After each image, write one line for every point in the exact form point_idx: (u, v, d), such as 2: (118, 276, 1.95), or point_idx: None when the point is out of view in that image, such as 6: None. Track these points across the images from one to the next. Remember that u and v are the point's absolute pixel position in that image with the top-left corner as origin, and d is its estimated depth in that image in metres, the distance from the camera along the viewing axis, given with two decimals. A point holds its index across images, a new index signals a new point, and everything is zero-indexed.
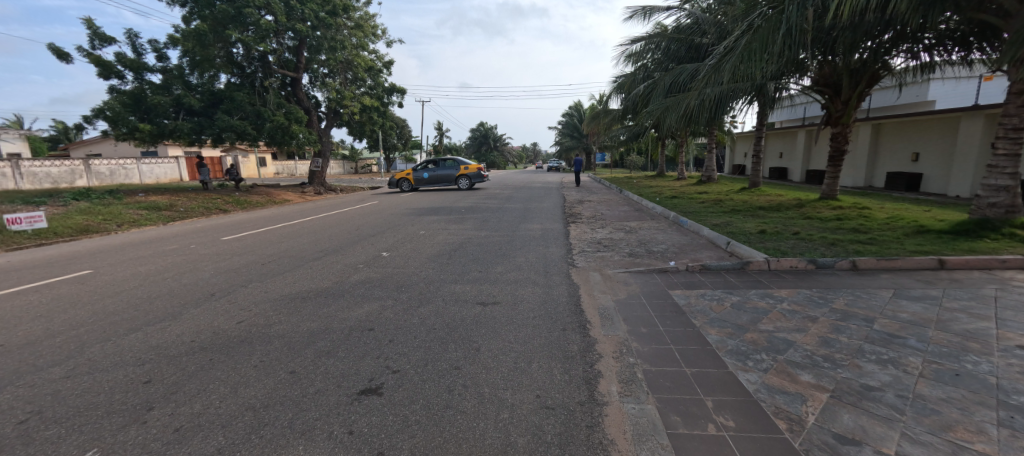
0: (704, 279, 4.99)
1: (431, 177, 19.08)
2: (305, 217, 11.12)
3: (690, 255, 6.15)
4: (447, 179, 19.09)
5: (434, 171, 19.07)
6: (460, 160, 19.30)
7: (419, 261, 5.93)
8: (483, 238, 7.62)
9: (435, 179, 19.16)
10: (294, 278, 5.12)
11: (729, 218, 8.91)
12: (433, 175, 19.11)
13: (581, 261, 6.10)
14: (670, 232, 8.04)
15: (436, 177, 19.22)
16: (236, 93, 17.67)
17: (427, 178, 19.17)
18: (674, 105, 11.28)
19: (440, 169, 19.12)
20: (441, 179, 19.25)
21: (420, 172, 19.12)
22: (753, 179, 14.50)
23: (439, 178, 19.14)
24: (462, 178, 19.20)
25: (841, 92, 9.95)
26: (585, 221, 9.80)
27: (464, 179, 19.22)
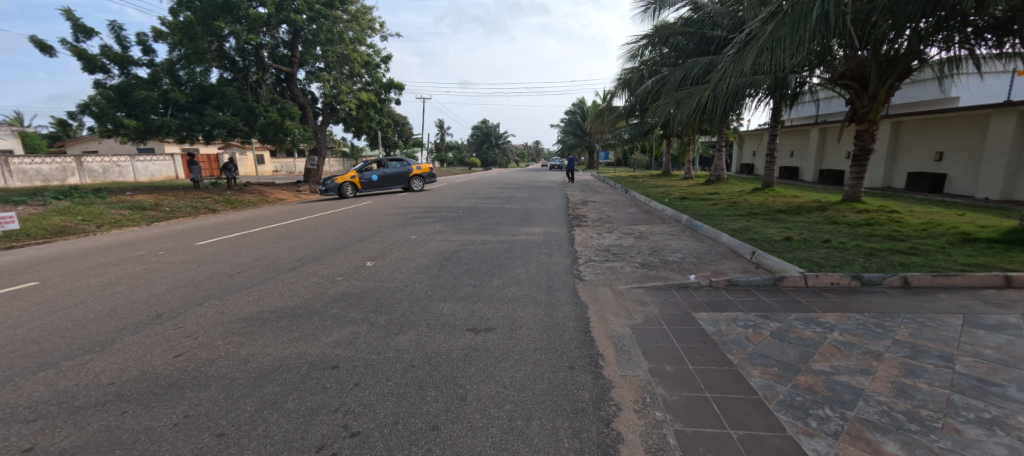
0: (732, 298, 4.30)
1: (380, 178, 17.09)
2: (293, 219, 10.45)
3: (711, 267, 5.46)
4: (399, 181, 17.62)
5: (385, 172, 17.13)
6: (408, 160, 18.00)
7: (406, 273, 5.26)
8: (480, 245, 6.95)
9: (385, 182, 17.27)
10: (258, 295, 4.44)
11: (748, 222, 8.19)
12: (383, 177, 17.17)
13: (589, 273, 5.43)
14: (684, 238, 7.34)
15: (385, 178, 17.41)
16: (227, 88, 17.04)
17: (376, 180, 17.06)
18: (688, 100, 10.58)
19: (389, 170, 17.38)
20: (391, 180, 17.63)
21: (366, 174, 16.70)
22: (767, 179, 13.76)
23: (389, 179, 17.40)
24: (415, 179, 18.33)
25: (869, 86, 9.21)
26: (590, 224, 9.11)
27: (417, 180, 18.35)
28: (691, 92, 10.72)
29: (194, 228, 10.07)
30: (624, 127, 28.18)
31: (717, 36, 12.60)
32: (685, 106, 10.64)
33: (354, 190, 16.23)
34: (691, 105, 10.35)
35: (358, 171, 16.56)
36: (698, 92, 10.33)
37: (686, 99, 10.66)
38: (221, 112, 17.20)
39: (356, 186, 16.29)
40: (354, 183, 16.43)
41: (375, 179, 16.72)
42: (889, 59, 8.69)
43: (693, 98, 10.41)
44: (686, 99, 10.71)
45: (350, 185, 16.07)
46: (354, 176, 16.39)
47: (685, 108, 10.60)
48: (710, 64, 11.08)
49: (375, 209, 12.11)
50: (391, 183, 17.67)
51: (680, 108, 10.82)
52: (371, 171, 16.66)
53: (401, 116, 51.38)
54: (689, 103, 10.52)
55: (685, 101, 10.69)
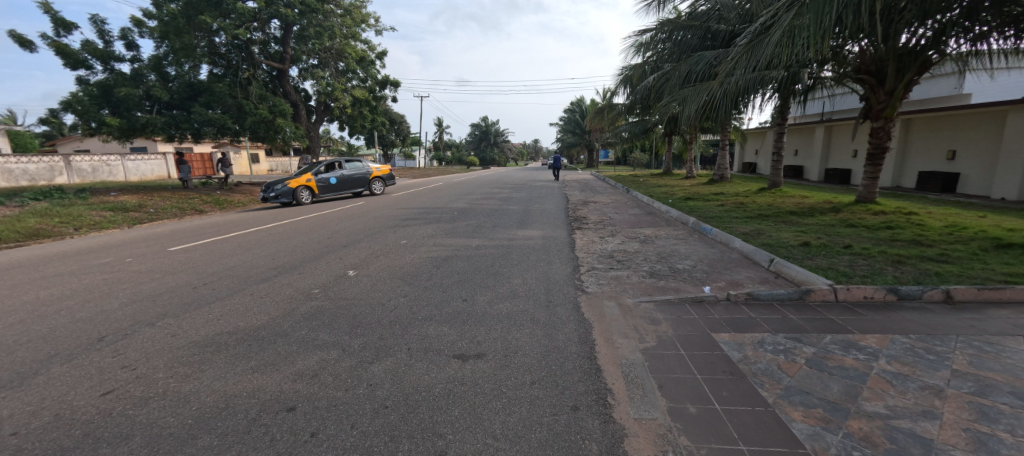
0: (755, 316, 3.82)
1: (338, 181, 14.86)
2: (279, 221, 9.94)
3: (727, 278, 4.99)
4: (360, 183, 15.64)
5: (345, 174, 15.03)
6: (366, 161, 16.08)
7: (392, 284, 4.77)
8: (475, 251, 6.46)
9: (345, 185, 15.11)
10: (220, 312, 3.92)
11: (759, 225, 7.70)
12: (341, 179, 15.00)
13: (594, 283, 4.95)
14: (693, 242, 6.86)
15: (343, 182, 15.22)
16: (215, 84, 16.52)
17: (333, 184, 14.81)
18: (694, 95, 10.11)
19: (348, 171, 15.25)
20: (350, 183, 15.49)
21: (323, 176, 14.39)
22: (774, 180, 13.28)
23: (349, 181, 15.23)
24: (375, 182, 16.48)
25: (885, 81, 8.75)
26: (591, 227, 8.66)
27: (378, 183, 16.45)
28: (697, 87, 10.25)
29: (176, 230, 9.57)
30: (623, 125, 27.80)
31: (723, 30, 12.10)
32: (690, 102, 10.16)
33: (310, 195, 13.87)
34: (698, 100, 9.87)
35: (314, 172, 14.21)
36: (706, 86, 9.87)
37: (693, 93, 10.18)
38: (209, 109, 16.66)
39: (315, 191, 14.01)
40: (310, 187, 14.04)
41: (333, 182, 14.58)
42: (909, 51, 8.24)
43: (700, 93, 9.96)
44: (693, 95, 10.24)
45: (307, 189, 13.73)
46: (310, 179, 14.00)
47: (691, 103, 10.12)
48: (718, 58, 10.58)
49: (367, 210, 11.62)
50: (349, 187, 15.46)
51: (686, 103, 10.34)
52: (331, 172, 14.53)
53: (397, 114, 50.79)
54: (695, 100, 10.05)
55: (691, 96, 10.22)
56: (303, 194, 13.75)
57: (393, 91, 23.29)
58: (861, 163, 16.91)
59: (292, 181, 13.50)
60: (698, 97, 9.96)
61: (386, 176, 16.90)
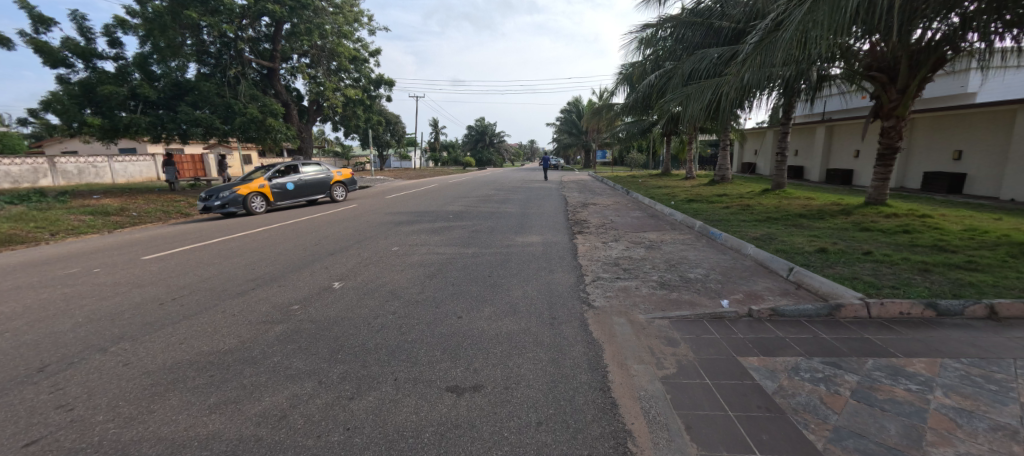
0: (783, 335, 3.43)
1: (296, 187, 12.92)
2: (265, 225, 9.47)
3: (744, 289, 4.61)
4: (322, 188, 13.71)
5: (305, 179, 13.13)
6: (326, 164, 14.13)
7: (381, 298, 4.36)
8: (472, 259, 6.05)
9: (304, 190, 13.17)
10: (183, 335, 3.48)
11: (770, 230, 7.34)
12: (299, 185, 13.08)
13: (601, 295, 4.56)
14: (703, 248, 6.48)
15: (303, 188, 13.26)
16: (203, 83, 15.99)
17: (291, 190, 12.82)
18: (698, 94, 9.74)
19: (307, 175, 13.31)
20: (310, 190, 13.53)
21: (278, 182, 12.43)
22: (777, 180, 12.95)
23: (309, 187, 13.32)
24: (336, 188, 14.46)
25: (897, 78, 8.42)
26: (593, 231, 8.29)
27: (340, 189, 14.49)
28: (701, 85, 9.87)
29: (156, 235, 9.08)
30: (621, 124, 27.51)
31: (727, 27, 11.75)
32: (694, 101, 9.79)
33: (263, 202, 11.90)
34: (702, 99, 9.50)
35: (267, 178, 12.28)
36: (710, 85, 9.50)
37: (697, 92, 9.81)
38: (197, 109, 16.12)
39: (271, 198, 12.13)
40: (263, 194, 12.11)
41: (291, 188, 12.66)
42: (923, 48, 7.91)
43: (704, 92, 9.59)
44: (697, 93, 9.87)
45: (260, 196, 11.83)
46: (263, 185, 12.07)
47: (695, 102, 9.75)
48: (723, 56, 10.23)
49: (359, 213, 11.19)
50: (308, 193, 13.51)
51: (689, 102, 9.97)
52: (288, 177, 12.63)
53: (393, 114, 50.23)
54: (699, 98, 9.68)
55: (695, 95, 9.84)
56: (257, 202, 11.84)
57: (387, 91, 22.84)
58: (864, 164, 16.61)
59: (242, 187, 11.55)
60: (702, 96, 9.59)
61: (348, 180, 14.95)
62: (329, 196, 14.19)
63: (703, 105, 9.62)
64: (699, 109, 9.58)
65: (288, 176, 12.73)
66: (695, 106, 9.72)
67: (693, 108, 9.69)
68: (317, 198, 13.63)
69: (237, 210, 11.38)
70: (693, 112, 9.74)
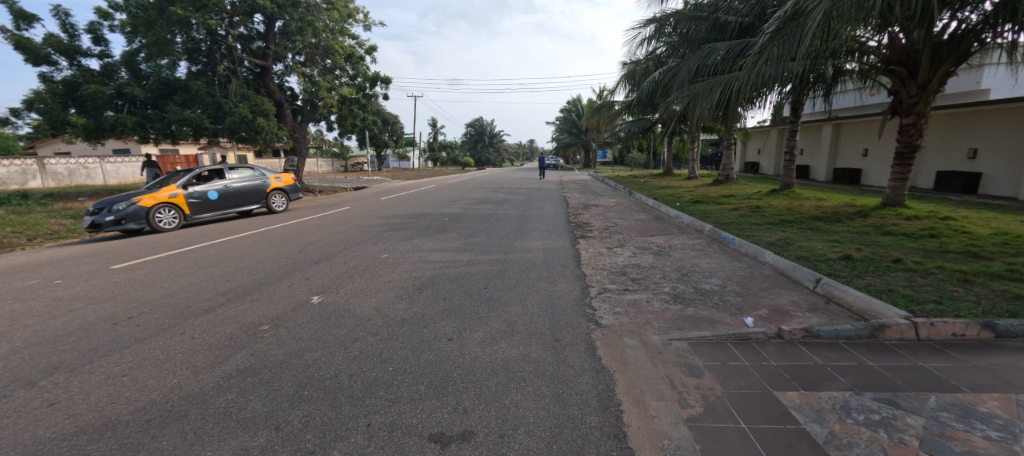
0: (822, 363, 2.98)
1: (222, 195, 10.19)
2: (251, 230, 9.01)
3: (767, 304, 4.16)
4: (258, 196, 11.09)
5: (233, 185, 10.46)
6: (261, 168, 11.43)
7: (364, 316, 3.91)
8: (467, 268, 5.59)
9: (232, 199, 10.50)
10: (128, 365, 3.00)
11: (785, 234, 6.89)
12: (227, 193, 10.37)
13: (610, 310, 4.10)
14: (715, 255, 6.03)
15: (233, 196, 10.54)
16: (192, 82, 15.53)
17: (216, 199, 10.11)
18: (708, 93, 9.32)
19: (237, 180, 10.66)
20: (243, 198, 10.84)
21: (196, 189, 9.71)
22: (785, 181, 12.49)
23: (239, 195, 10.66)
24: (275, 196, 11.83)
25: (918, 74, 7.96)
26: (596, 235, 7.85)
27: (278, 197, 11.88)
28: (710, 83, 9.42)
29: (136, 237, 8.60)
30: (621, 123, 27.06)
31: (733, 21, 11.23)
32: (704, 100, 9.36)
33: (177, 215, 9.22)
34: (713, 99, 9.07)
35: (181, 184, 9.58)
36: (721, 82, 9.07)
37: (706, 91, 9.38)
38: (186, 108, 15.66)
39: (188, 211, 9.56)
40: (175, 206, 9.39)
41: (214, 196, 9.96)
42: (947, 40, 7.44)
43: (715, 90, 9.16)
44: (706, 92, 9.43)
45: (173, 208, 9.20)
46: (175, 194, 9.39)
47: (705, 101, 9.32)
48: (731, 51, 9.73)
49: (351, 216, 10.74)
50: (240, 203, 10.78)
51: (698, 101, 9.52)
52: (210, 184, 9.98)
53: (390, 114, 49.77)
54: (709, 98, 9.25)
55: (705, 94, 9.40)
56: (169, 216, 9.26)
57: (384, 89, 22.37)
58: (872, 163, 16.16)
59: (145, 198, 8.90)
60: (713, 95, 9.15)
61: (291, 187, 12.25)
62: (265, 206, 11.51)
63: (712, 105, 9.20)
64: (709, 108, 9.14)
65: (210, 183, 10.06)
66: (705, 106, 9.29)
67: (703, 108, 9.26)
68: (248, 209, 10.99)
69: (139, 227, 8.82)
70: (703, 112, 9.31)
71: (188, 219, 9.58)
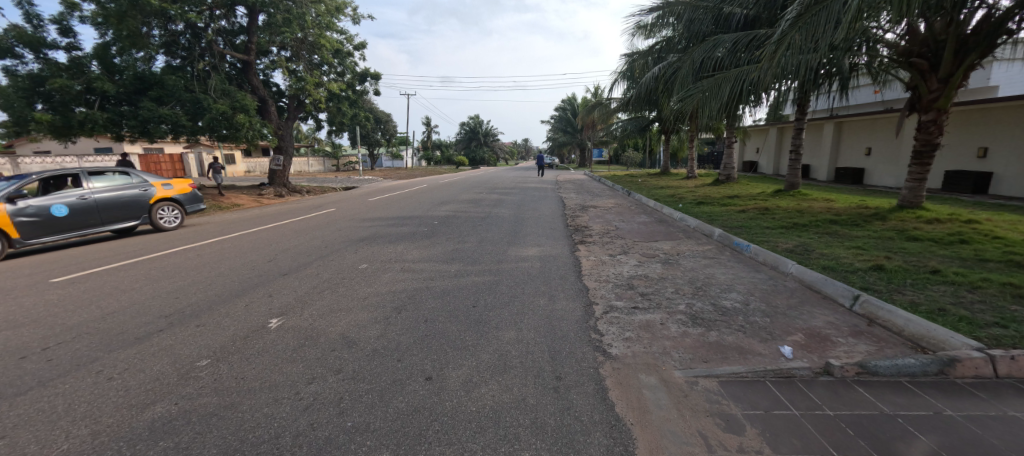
0: (890, 413, 2.39)
1: (73, 210, 7.38)
2: (224, 234, 8.34)
3: (802, 326, 3.59)
4: (139, 210, 8.34)
5: (93, 195, 7.67)
6: (140, 174, 8.61)
7: (329, 345, 3.29)
8: (455, 280, 4.99)
9: (93, 216, 7.68)
10: (12, 421, 2.36)
11: (802, 239, 6.35)
12: (84, 207, 7.56)
13: (619, 335, 3.50)
14: (729, 264, 5.47)
15: (95, 210, 7.72)
16: (168, 76, 14.80)
17: (63, 217, 7.29)
18: (716, 90, 8.80)
19: (102, 190, 7.88)
20: (117, 214, 8.04)
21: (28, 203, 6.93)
22: (791, 181, 11.97)
23: (106, 209, 7.86)
24: (165, 208, 8.92)
25: (940, 67, 7.42)
26: (596, 240, 7.29)
27: (170, 210, 8.99)
28: (718, 79, 8.88)
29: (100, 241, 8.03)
30: (618, 122, 26.46)
31: (738, 12, 10.62)
32: (711, 98, 8.83)
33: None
34: (722, 96, 8.54)
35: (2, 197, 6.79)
36: (730, 79, 8.55)
37: (714, 88, 8.86)
38: (162, 104, 14.97)
39: (15, 234, 6.76)
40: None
41: (58, 212, 7.19)
42: (974, 31, 6.91)
43: (724, 88, 8.65)
44: (713, 89, 8.90)
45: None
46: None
47: (713, 99, 8.79)
48: (739, 44, 9.16)
49: (335, 219, 10.10)
50: (112, 221, 7.98)
51: (705, 99, 8.99)
52: (54, 196, 7.22)
53: (383, 112, 48.92)
54: (717, 96, 8.72)
55: (712, 91, 8.87)
56: None
57: (374, 85, 21.68)
58: (876, 162, 15.73)
59: None
60: (722, 92, 8.63)
61: (187, 196, 9.36)
62: (151, 223, 8.70)
63: (721, 103, 8.68)
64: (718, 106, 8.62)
65: (57, 194, 7.29)
66: (714, 104, 8.77)
67: (711, 106, 8.73)
68: (125, 228, 8.20)
69: None
70: (711, 111, 8.80)
71: (18, 245, 6.81)
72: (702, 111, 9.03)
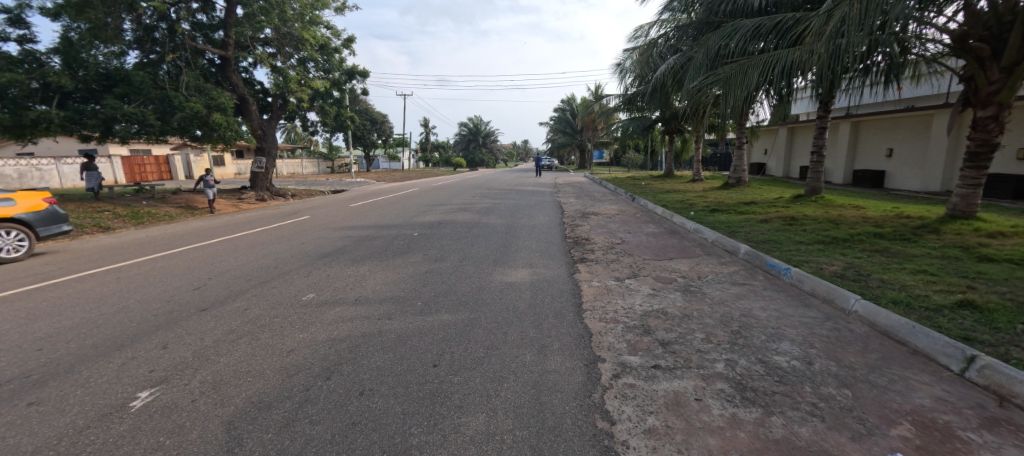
0: None
1: None
2: (168, 250, 7.18)
3: (905, 409, 2.46)
4: None
5: None
6: None
7: (195, 449, 2.15)
8: (419, 320, 3.87)
9: None
10: None
11: (850, 260, 5.23)
12: None
13: (638, 423, 2.37)
14: (768, 295, 4.36)
15: None
16: (136, 72, 13.80)
17: None
18: (740, 77, 7.76)
19: None
20: None
21: None
22: (813, 185, 10.89)
23: None
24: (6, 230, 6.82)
25: (1004, 53, 6.27)
26: (598, 257, 6.19)
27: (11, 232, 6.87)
28: (741, 67, 7.85)
29: (27, 258, 7.07)
30: (618, 122, 25.42)
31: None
32: (735, 85, 7.77)
33: None
34: (749, 84, 7.49)
35: None
36: (758, 65, 7.54)
37: (737, 76, 7.80)
38: (128, 102, 13.90)
39: None
40: None
41: None
42: None
43: (750, 74, 7.61)
44: (735, 80, 7.84)
45: None
46: None
47: (738, 87, 7.72)
48: (761, 29, 8.11)
49: (305, 229, 9.00)
50: None
51: (727, 87, 7.95)
52: None
53: (379, 113, 47.78)
54: (742, 83, 7.67)
55: (735, 80, 7.83)
56: None
57: (362, 82, 20.61)
58: (898, 164, 14.60)
59: None
60: (748, 80, 7.57)
61: (40, 213, 7.25)
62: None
63: (747, 92, 7.63)
64: (744, 95, 7.56)
65: None
66: (738, 92, 7.69)
67: (736, 95, 7.64)
68: None
69: None
70: (735, 101, 7.72)
71: None
72: (724, 101, 7.94)
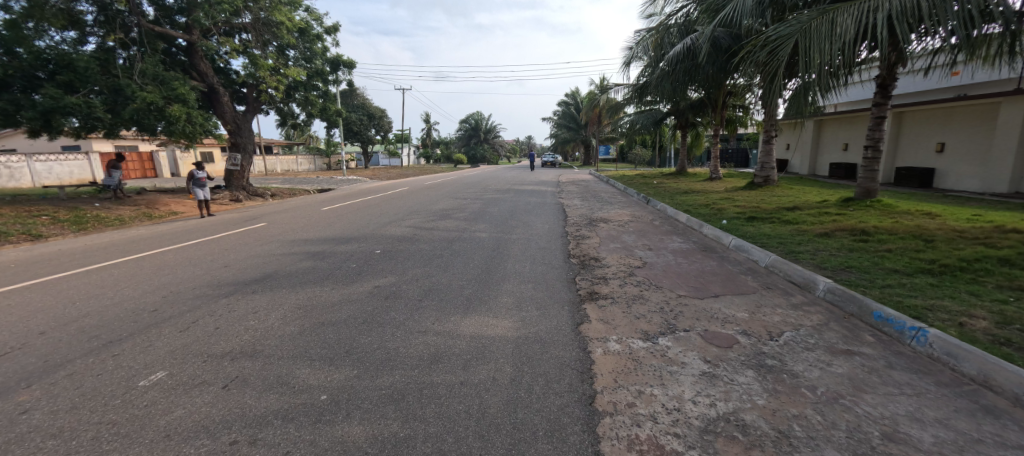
0: None
1: None
2: (40, 276, 5.36)
3: None
4: None
5: None
6: None
7: None
8: (300, 447, 2.13)
9: None
10: None
11: (1000, 310, 3.44)
12: None
13: None
14: (909, 386, 2.59)
15: None
16: (81, 56, 12.20)
17: None
18: (825, 27, 6.24)
19: None
20: None
21: None
22: (866, 186, 9.10)
23: None
24: None
25: None
26: (613, 292, 4.45)
27: None
28: (831, 14, 6.32)
29: None
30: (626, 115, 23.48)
31: None
32: (820, 36, 6.23)
33: None
34: (843, 34, 5.97)
35: None
36: (851, 12, 6.08)
37: (824, 24, 6.28)
38: (72, 91, 12.31)
39: None
40: None
41: None
42: None
43: (841, 23, 6.11)
44: (820, 32, 6.26)
45: None
46: None
47: (824, 39, 6.18)
48: None
49: (246, 242, 7.25)
50: None
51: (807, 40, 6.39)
52: None
53: (376, 108, 45.77)
54: (831, 33, 6.15)
55: (820, 30, 6.26)
56: None
57: (348, 74, 18.88)
58: (954, 159, 12.66)
59: None
60: (841, 28, 6.04)
61: None
62: None
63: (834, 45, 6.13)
64: (837, 47, 6.01)
65: None
66: (825, 44, 6.14)
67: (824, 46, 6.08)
68: None
69: None
70: (823, 52, 6.15)
71: None
72: (807, 53, 6.31)
